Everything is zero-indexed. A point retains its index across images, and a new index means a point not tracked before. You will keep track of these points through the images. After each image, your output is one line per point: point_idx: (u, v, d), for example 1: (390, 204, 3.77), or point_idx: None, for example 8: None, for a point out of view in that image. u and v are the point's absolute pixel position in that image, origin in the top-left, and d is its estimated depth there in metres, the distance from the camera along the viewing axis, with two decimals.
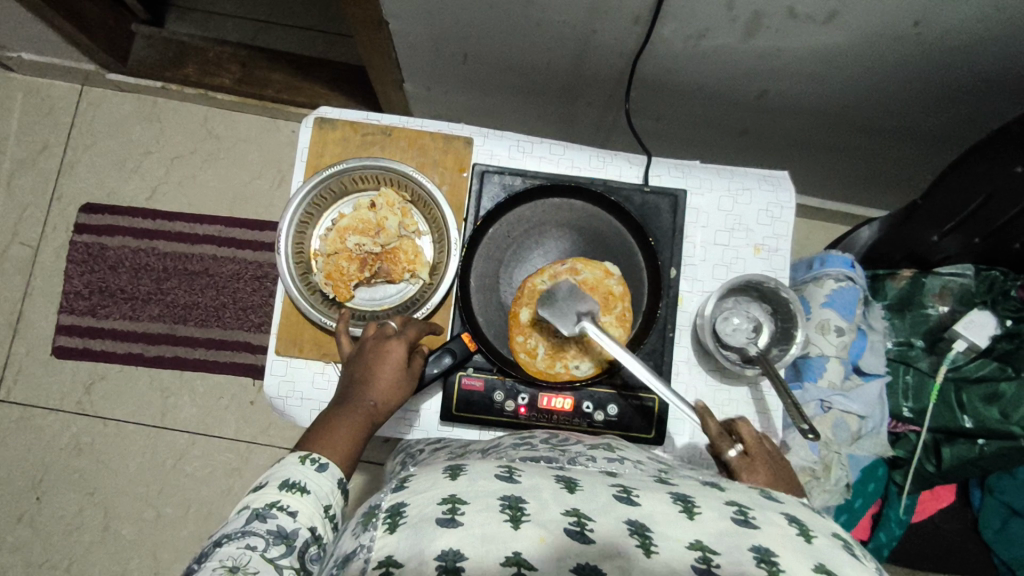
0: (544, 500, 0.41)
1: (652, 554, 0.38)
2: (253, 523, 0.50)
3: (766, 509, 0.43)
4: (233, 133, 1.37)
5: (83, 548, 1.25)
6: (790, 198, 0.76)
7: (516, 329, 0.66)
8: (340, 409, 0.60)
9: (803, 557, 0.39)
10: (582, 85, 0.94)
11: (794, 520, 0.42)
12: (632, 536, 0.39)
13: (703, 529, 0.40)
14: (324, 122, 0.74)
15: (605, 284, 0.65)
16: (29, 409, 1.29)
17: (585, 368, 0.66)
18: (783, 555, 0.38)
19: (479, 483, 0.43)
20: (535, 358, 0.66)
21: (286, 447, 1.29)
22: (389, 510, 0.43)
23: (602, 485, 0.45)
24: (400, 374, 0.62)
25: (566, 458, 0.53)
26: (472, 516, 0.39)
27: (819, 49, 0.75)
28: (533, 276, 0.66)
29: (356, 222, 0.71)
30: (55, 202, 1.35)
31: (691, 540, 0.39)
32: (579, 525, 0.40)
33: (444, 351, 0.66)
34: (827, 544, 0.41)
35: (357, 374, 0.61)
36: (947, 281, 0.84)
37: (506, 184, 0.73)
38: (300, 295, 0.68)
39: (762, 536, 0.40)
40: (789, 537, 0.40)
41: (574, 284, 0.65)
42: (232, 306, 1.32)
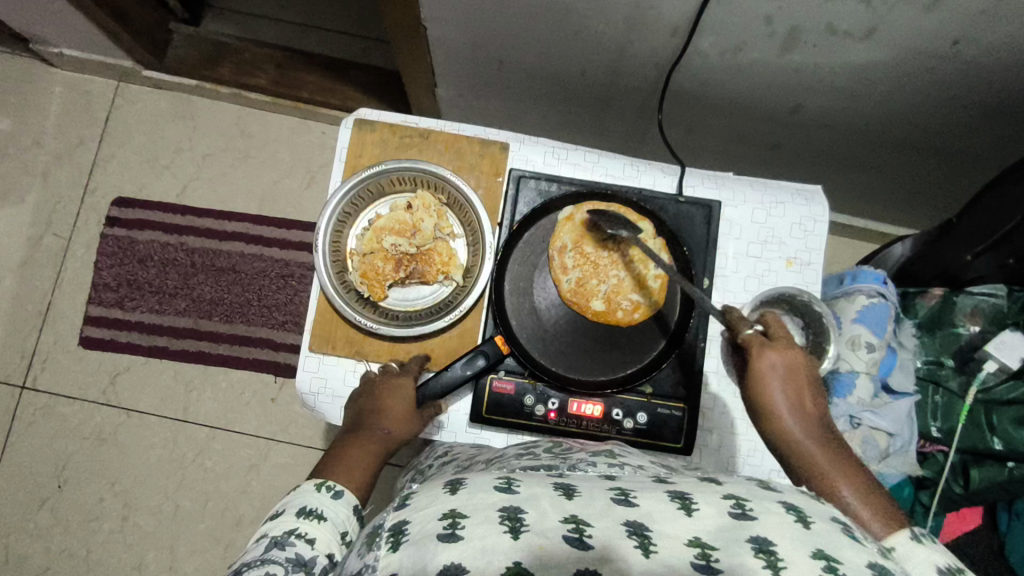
0: (542, 508, 0.41)
1: (650, 554, 0.38)
2: (272, 551, 0.50)
3: (766, 498, 0.42)
4: (263, 132, 1.39)
5: (102, 538, 1.27)
6: (825, 212, 0.76)
7: (609, 316, 0.69)
8: (355, 437, 0.63)
9: (802, 543, 0.38)
10: (615, 95, 0.95)
11: (792, 506, 0.41)
12: (631, 536, 0.39)
13: (702, 526, 0.39)
14: (363, 123, 0.75)
15: (580, 222, 0.70)
16: (55, 397, 1.31)
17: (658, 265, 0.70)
18: (781, 544, 0.37)
19: (478, 494, 0.43)
20: (641, 305, 0.70)
21: (304, 445, 1.30)
22: (391, 529, 0.44)
23: (599, 489, 0.44)
24: (409, 403, 0.66)
25: (566, 465, 0.53)
26: (471, 529, 0.39)
27: (856, 65, 0.76)
28: (559, 288, 0.69)
29: (393, 223, 0.72)
30: (88, 194, 1.38)
31: (689, 539, 0.39)
32: (577, 532, 0.39)
33: (477, 354, 0.66)
34: (828, 528, 0.40)
35: (370, 407, 0.65)
36: (979, 301, 0.84)
37: (541, 190, 0.73)
38: (336, 292, 0.69)
39: (759, 528, 0.39)
40: (788, 525, 0.39)
41: (575, 254, 0.70)
42: (257, 303, 1.34)
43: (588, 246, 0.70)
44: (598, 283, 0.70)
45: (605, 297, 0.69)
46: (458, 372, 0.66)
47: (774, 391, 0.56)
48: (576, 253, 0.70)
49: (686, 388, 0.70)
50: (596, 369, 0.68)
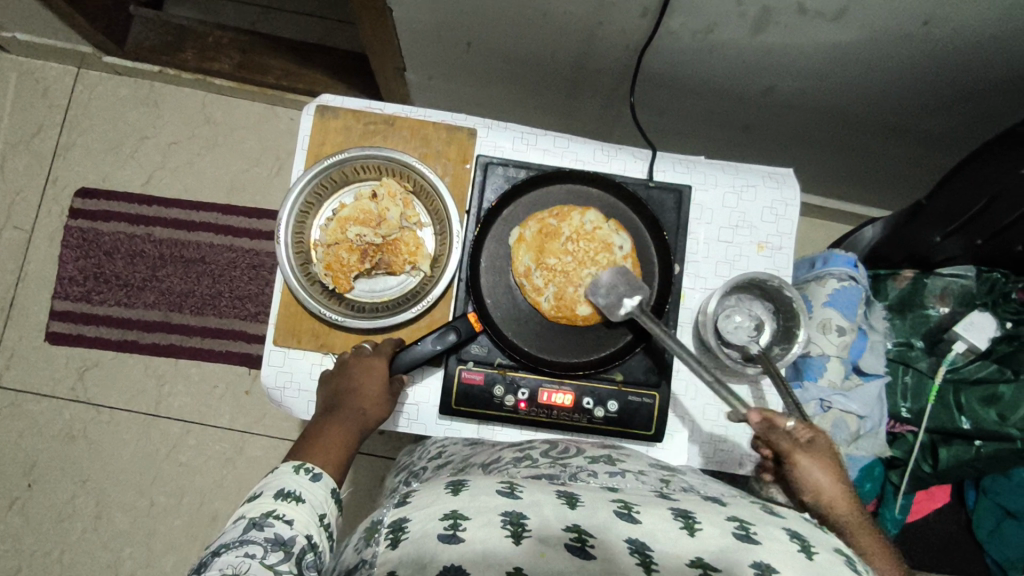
0: (544, 516, 0.44)
1: (650, 572, 0.41)
2: (250, 532, 0.50)
3: (768, 523, 0.45)
4: (231, 119, 1.35)
5: (75, 535, 1.25)
6: (796, 196, 0.75)
7: (598, 314, 0.67)
8: (331, 418, 0.62)
9: (801, 573, 0.41)
10: (586, 78, 0.94)
11: (796, 535, 0.45)
12: (632, 553, 0.42)
13: (705, 547, 0.42)
14: (326, 110, 0.73)
15: (533, 238, 0.68)
16: (21, 394, 1.28)
17: (623, 244, 0.68)
18: (784, 571, 0.40)
19: (480, 497, 0.46)
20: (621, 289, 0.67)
21: (281, 437, 1.28)
22: (392, 525, 0.46)
23: (603, 501, 0.47)
24: (385, 383, 0.64)
25: (567, 474, 0.55)
26: (472, 532, 0.43)
27: (827, 46, 0.75)
28: (545, 311, 0.67)
29: (357, 212, 0.70)
30: (50, 185, 1.34)
31: (690, 559, 0.42)
32: (580, 541, 0.43)
33: (448, 329, 0.64)
34: (828, 559, 0.43)
35: (345, 387, 0.63)
36: (948, 283, 0.84)
37: (509, 176, 0.72)
38: (299, 284, 0.67)
39: (762, 552, 0.42)
40: (789, 553, 0.42)
41: (543, 272, 0.67)
42: (228, 295, 1.31)
43: (550, 259, 0.67)
44: (575, 289, 0.67)
45: (588, 298, 0.67)
46: (428, 347, 0.65)
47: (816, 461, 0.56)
48: (543, 271, 0.67)
49: (655, 375, 0.69)
50: (568, 354, 0.68)
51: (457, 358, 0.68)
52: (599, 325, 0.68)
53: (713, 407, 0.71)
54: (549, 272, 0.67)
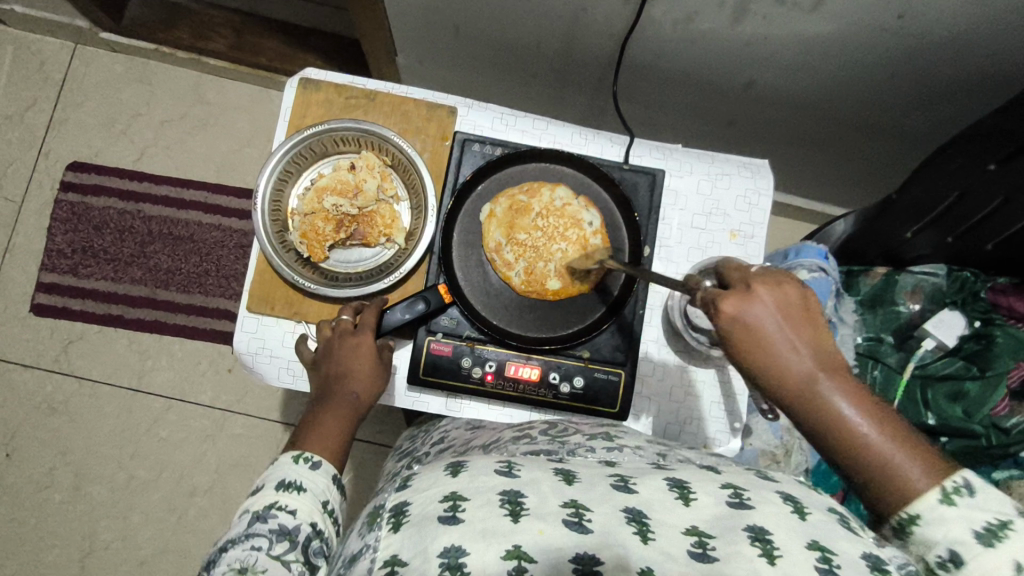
0: (543, 493, 0.41)
1: (648, 541, 0.38)
2: (255, 525, 0.50)
3: (761, 488, 0.43)
4: (225, 100, 1.36)
5: (51, 506, 1.25)
6: (769, 186, 0.77)
7: (568, 291, 0.69)
8: (324, 404, 0.63)
9: (797, 533, 0.39)
10: (573, 67, 0.95)
11: (789, 497, 0.42)
12: (630, 522, 0.39)
13: (699, 516, 0.40)
14: (308, 83, 0.74)
15: (502, 215, 0.70)
16: (4, 363, 1.28)
17: (592, 221, 0.70)
18: (777, 534, 0.38)
19: (480, 478, 0.43)
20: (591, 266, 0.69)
21: (261, 416, 1.29)
22: (392, 509, 0.43)
23: (599, 476, 0.45)
24: (374, 363, 0.65)
25: (565, 449, 0.52)
26: (472, 513, 0.39)
27: (806, 38, 0.76)
28: (516, 286, 0.69)
29: (334, 182, 0.71)
30: (42, 158, 1.34)
31: (686, 527, 0.40)
32: (577, 516, 0.40)
33: (417, 298, 0.66)
34: (822, 518, 0.41)
35: (333, 372, 0.64)
36: (919, 279, 0.86)
37: (486, 154, 0.73)
38: (273, 250, 0.68)
39: (756, 517, 0.40)
40: (783, 514, 0.40)
41: (511, 248, 0.69)
42: (214, 273, 1.32)
43: (519, 235, 0.69)
44: (544, 265, 0.69)
45: (557, 273, 0.69)
46: (398, 315, 0.66)
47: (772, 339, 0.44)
48: (512, 247, 0.69)
49: (622, 354, 0.70)
50: (538, 329, 0.69)
51: (426, 328, 0.68)
52: (570, 302, 0.70)
53: (679, 388, 0.72)
54: (519, 248, 0.69)
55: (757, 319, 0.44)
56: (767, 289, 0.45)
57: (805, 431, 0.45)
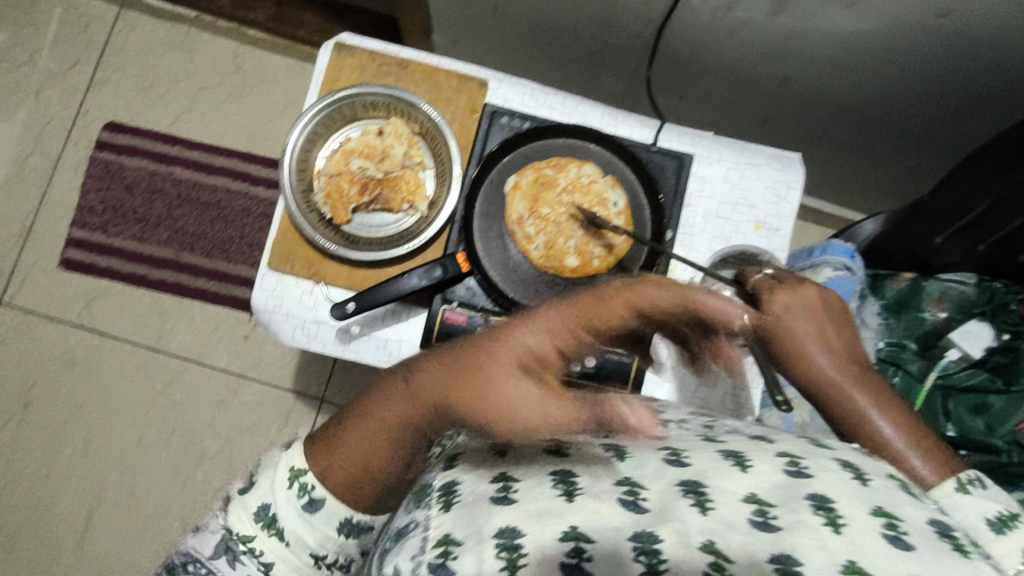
0: (596, 474, 0.42)
1: (709, 510, 0.37)
2: (219, 559, 0.48)
3: (819, 455, 0.41)
4: (260, 70, 1.38)
5: (66, 457, 1.28)
6: (798, 179, 0.75)
7: (587, 268, 0.69)
8: (358, 414, 0.49)
9: (860, 500, 0.37)
10: (608, 53, 0.95)
11: (848, 463, 0.40)
12: (687, 495, 0.38)
13: (758, 483, 0.39)
14: (343, 47, 0.74)
15: (529, 185, 0.69)
16: (30, 315, 1.31)
17: (618, 201, 0.69)
18: (839, 502, 0.37)
19: (533, 465, 0.44)
20: (612, 247, 0.69)
21: (274, 384, 1.30)
22: (442, 487, 0.43)
23: (652, 450, 0.43)
24: (488, 388, 0.45)
25: None
26: (526, 494, 0.41)
27: (847, 33, 0.74)
28: (534, 257, 0.69)
29: (362, 147, 0.72)
30: (81, 117, 1.37)
31: (746, 494, 0.38)
32: (632, 495, 0.40)
33: (436, 265, 0.66)
34: (883, 485, 0.39)
35: (412, 373, 0.48)
36: (947, 287, 0.83)
37: (513, 127, 0.73)
38: (297, 211, 0.69)
39: (818, 485, 0.38)
40: (844, 481, 0.38)
41: (534, 220, 0.69)
42: (238, 240, 1.34)
43: (544, 207, 0.69)
44: (566, 240, 0.69)
45: (578, 250, 0.69)
46: (415, 281, 0.65)
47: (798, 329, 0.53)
48: (535, 219, 0.69)
49: (637, 336, 0.70)
50: (553, 303, 0.68)
51: (442, 297, 0.69)
52: (588, 279, 0.69)
53: (691, 376, 0.71)
54: (541, 221, 0.69)
55: (785, 313, 0.54)
56: (792, 291, 0.55)
57: (824, 411, 0.53)
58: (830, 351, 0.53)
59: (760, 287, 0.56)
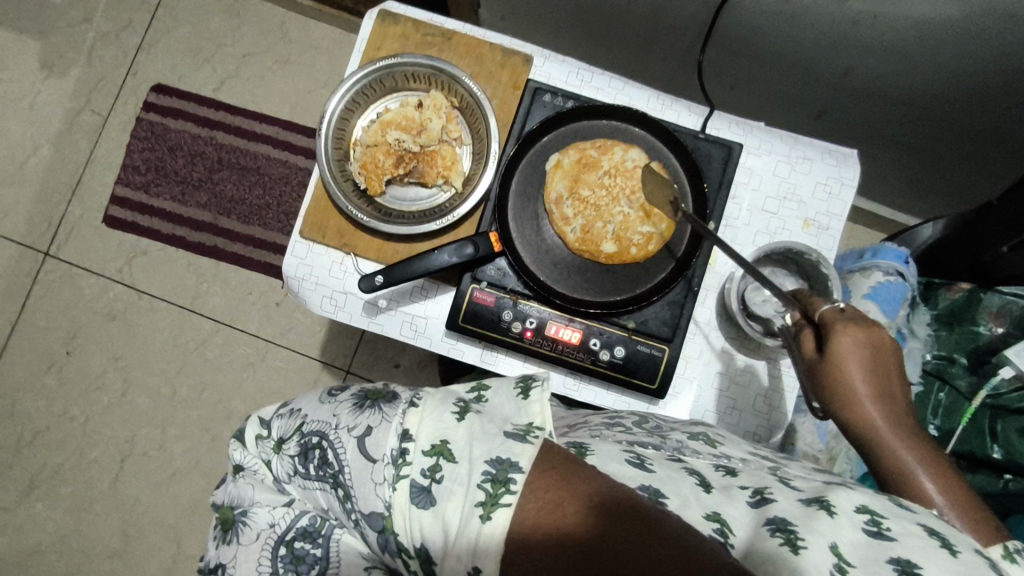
0: (683, 496, 0.41)
1: (800, 550, 0.37)
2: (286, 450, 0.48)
3: (900, 516, 0.41)
4: (306, 39, 1.38)
5: (100, 407, 1.32)
6: (854, 176, 0.71)
7: (624, 255, 0.66)
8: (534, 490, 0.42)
9: (947, 571, 0.36)
10: (657, 35, 0.92)
11: (934, 531, 0.40)
12: (775, 533, 0.38)
13: (840, 534, 0.38)
14: (387, 15, 0.73)
15: (571, 163, 0.67)
16: (74, 268, 1.35)
17: (662, 182, 0.66)
18: (927, 567, 0.36)
19: (612, 465, 0.42)
20: (651, 234, 0.66)
21: (302, 352, 1.32)
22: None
23: (734, 487, 0.43)
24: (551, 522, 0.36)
25: (670, 446, 0.51)
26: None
27: (918, 22, 0.70)
28: (569, 237, 0.66)
29: (400, 118, 0.70)
30: (130, 77, 1.40)
31: (831, 543, 0.37)
32: (721, 534, 0.39)
33: (467, 243, 0.64)
34: (973, 559, 0.38)
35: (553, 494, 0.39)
36: (1007, 301, 0.78)
37: (556, 105, 0.70)
38: (332, 179, 0.68)
39: (900, 549, 0.38)
40: (931, 549, 0.38)
41: (571, 203, 0.66)
42: (275, 208, 1.35)
43: (585, 187, 0.66)
44: (604, 224, 0.66)
45: (617, 237, 0.66)
46: (445, 258, 0.63)
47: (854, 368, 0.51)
48: (572, 201, 0.66)
49: (669, 330, 0.66)
50: (586, 291, 0.66)
51: (471, 276, 0.67)
52: (623, 266, 0.66)
53: (723, 375, 0.68)
54: (579, 203, 0.66)
55: (851, 349, 0.51)
56: (863, 329, 0.52)
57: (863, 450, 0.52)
58: (880, 397, 0.52)
59: (831, 317, 0.53)
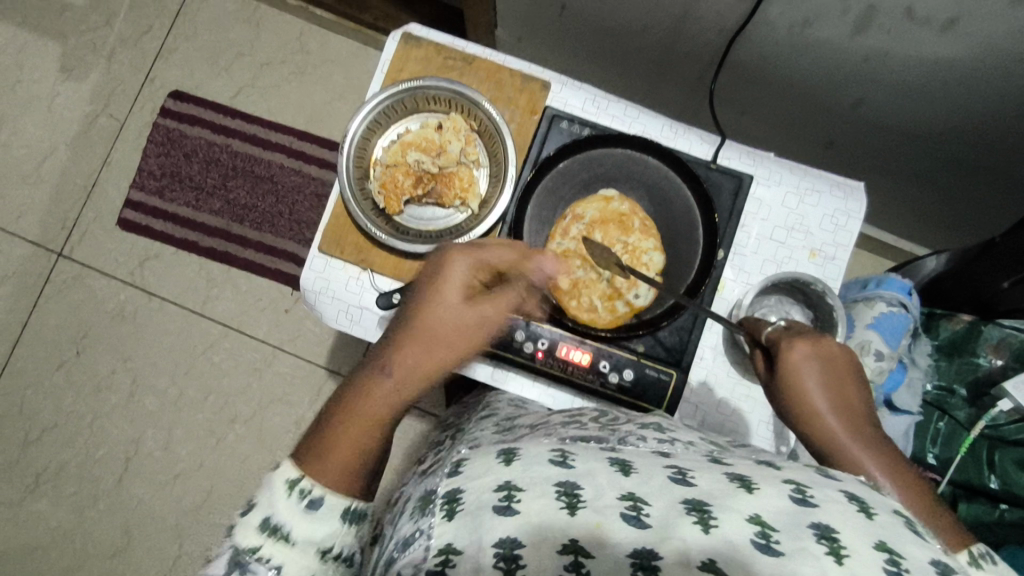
0: (599, 485, 0.40)
1: (710, 529, 0.36)
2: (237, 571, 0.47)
3: (825, 485, 0.40)
4: (323, 51, 1.41)
5: (108, 406, 1.34)
6: (860, 209, 0.73)
7: (563, 297, 0.69)
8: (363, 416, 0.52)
9: (863, 533, 0.36)
10: (671, 61, 0.93)
11: (854, 496, 0.39)
12: (689, 512, 0.38)
13: (762, 504, 0.38)
14: (411, 38, 0.75)
15: (611, 209, 0.70)
16: (86, 269, 1.37)
17: (642, 296, 0.69)
18: (843, 532, 0.36)
19: (534, 467, 0.42)
20: (596, 313, 0.69)
21: (309, 359, 1.34)
22: (446, 495, 0.44)
23: (656, 465, 0.42)
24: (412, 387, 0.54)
25: (615, 438, 0.49)
26: (529, 505, 0.39)
27: (925, 61, 0.72)
28: (546, 244, 0.70)
29: (420, 139, 0.72)
30: (149, 82, 1.42)
31: (752, 515, 0.37)
32: (635, 510, 0.38)
33: None
34: (889, 520, 0.38)
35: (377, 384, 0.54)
36: (1007, 334, 0.79)
37: (573, 133, 0.72)
38: (352, 197, 0.70)
39: (821, 515, 0.37)
40: (849, 513, 0.37)
41: (585, 228, 0.70)
42: (287, 216, 1.37)
43: (600, 232, 0.70)
44: (582, 272, 0.69)
45: (575, 288, 0.69)
46: None
47: (807, 382, 0.54)
48: (581, 231, 0.70)
49: (677, 354, 0.69)
50: (594, 315, 0.69)
51: None
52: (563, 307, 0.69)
53: (729, 401, 0.70)
54: (586, 235, 0.69)
55: (803, 362, 0.55)
56: (813, 342, 0.55)
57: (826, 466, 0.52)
58: (844, 412, 0.53)
59: (777, 336, 0.58)
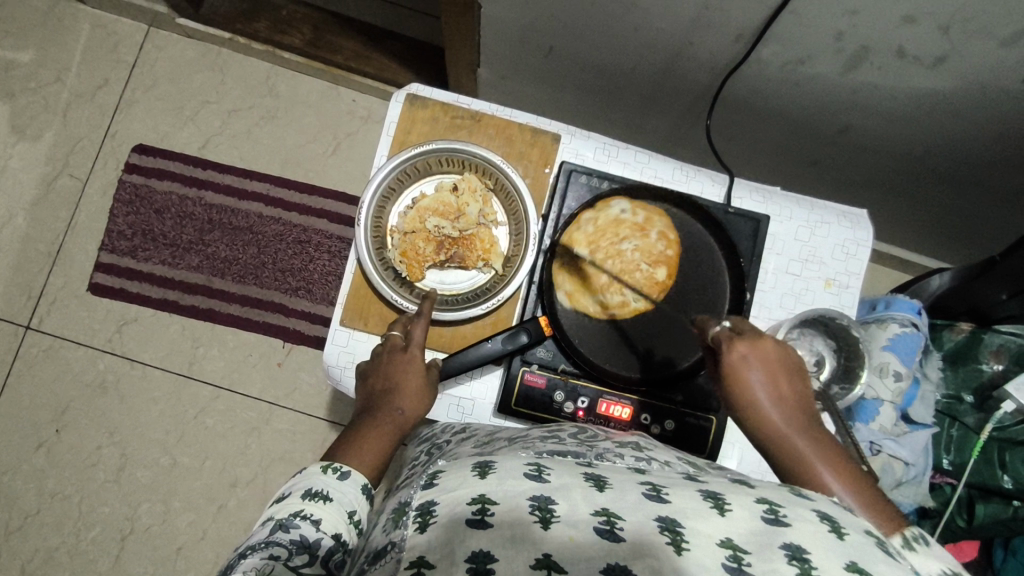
0: (575, 501, 0.40)
1: (683, 551, 0.36)
2: (277, 533, 0.49)
3: (797, 505, 0.41)
4: (293, 94, 1.37)
5: (95, 484, 1.26)
6: (868, 237, 0.76)
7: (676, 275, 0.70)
8: (371, 419, 0.61)
9: (834, 556, 0.36)
10: (662, 94, 0.94)
11: (826, 517, 0.40)
12: (663, 532, 0.37)
13: (734, 528, 0.38)
14: (416, 99, 0.73)
15: (570, 280, 0.70)
16: (59, 340, 1.29)
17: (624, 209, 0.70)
18: (814, 553, 0.36)
19: (509, 481, 0.41)
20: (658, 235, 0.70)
21: (307, 412, 1.30)
22: (419, 508, 0.41)
23: (632, 482, 0.43)
24: (420, 380, 0.63)
25: (593, 453, 0.50)
26: (503, 517, 0.38)
27: (916, 92, 0.75)
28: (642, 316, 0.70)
29: (437, 204, 0.71)
30: (109, 137, 1.35)
31: (722, 539, 0.37)
32: (609, 523, 0.38)
33: (519, 331, 0.66)
34: (860, 541, 0.39)
35: (381, 386, 0.62)
36: (1006, 340, 0.84)
37: (592, 186, 0.72)
38: (375, 269, 0.67)
39: (792, 534, 0.38)
40: (821, 535, 0.38)
41: (607, 291, 0.69)
42: (271, 266, 1.33)
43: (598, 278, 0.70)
44: (642, 276, 0.70)
45: (654, 272, 0.70)
46: (498, 345, 0.66)
47: (751, 378, 0.56)
48: (612, 292, 0.70)
49: (714, 400, 0.69)
50: (631, 366, 0.68)
51: (521, 359, 0.69)
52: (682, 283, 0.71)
53: None
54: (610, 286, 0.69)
55: (742, 360, 0.56)
56: (751, 343, 0.57)
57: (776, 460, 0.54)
58: (784, 408, 0.55)
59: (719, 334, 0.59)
